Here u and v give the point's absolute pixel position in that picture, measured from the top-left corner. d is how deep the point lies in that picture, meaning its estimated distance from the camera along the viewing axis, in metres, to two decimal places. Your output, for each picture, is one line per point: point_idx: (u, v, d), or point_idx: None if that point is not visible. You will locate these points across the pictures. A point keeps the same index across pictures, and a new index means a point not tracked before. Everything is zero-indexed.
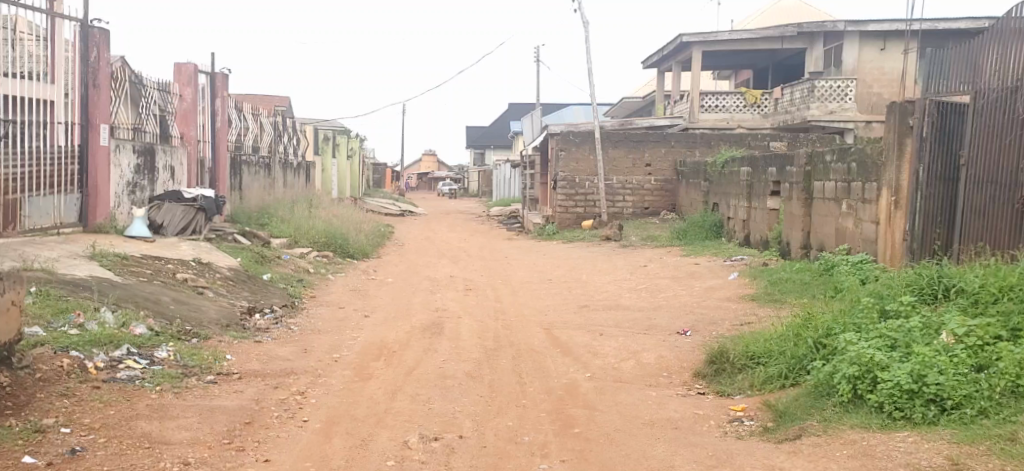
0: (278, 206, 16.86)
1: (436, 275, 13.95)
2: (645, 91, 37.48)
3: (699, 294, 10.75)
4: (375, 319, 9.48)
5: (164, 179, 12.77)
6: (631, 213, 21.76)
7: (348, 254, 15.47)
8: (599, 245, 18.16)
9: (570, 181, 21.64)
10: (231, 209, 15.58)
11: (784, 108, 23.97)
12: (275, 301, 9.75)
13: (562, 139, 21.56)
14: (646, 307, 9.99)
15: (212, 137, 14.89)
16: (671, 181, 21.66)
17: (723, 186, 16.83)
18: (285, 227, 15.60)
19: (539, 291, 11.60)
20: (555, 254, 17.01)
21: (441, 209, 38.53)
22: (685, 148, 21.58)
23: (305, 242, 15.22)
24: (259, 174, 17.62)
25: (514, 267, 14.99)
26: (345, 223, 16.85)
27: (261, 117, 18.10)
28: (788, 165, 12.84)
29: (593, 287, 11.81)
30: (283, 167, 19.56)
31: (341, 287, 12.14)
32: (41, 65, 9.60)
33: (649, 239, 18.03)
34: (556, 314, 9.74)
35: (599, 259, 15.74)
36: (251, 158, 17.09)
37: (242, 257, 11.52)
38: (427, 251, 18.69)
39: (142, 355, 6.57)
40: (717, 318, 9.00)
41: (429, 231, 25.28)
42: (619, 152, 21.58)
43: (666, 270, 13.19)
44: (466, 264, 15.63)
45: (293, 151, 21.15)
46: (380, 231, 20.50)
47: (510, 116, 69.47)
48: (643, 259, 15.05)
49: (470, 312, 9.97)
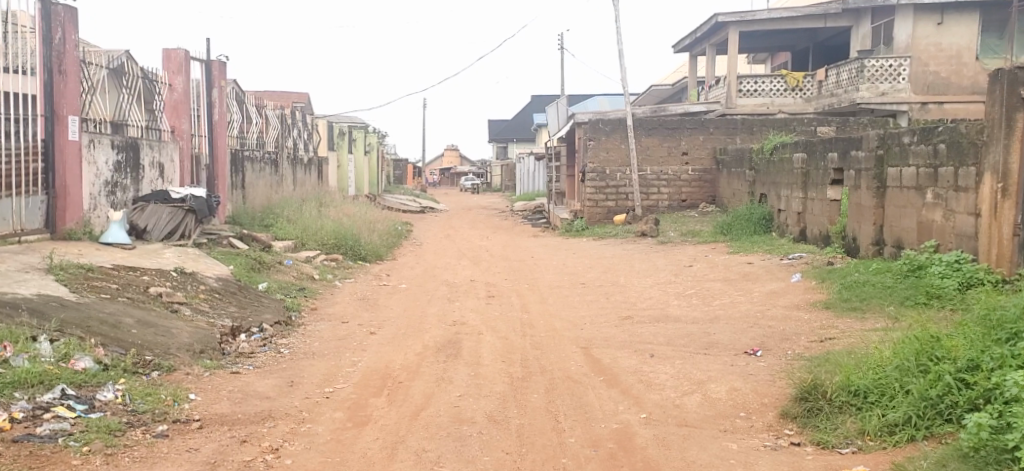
0: (285, 205, 15.55)
1: (456, 279, 12.55)
2: (675, 78, 35.88)
3: (759, 301, 9.26)
4: (382, 336, 8.11)
5: (151, 178, 11.45)
6: (667, 206, 20.25)
7: (359, 256, 14.17)
8: (634, 242, 16.70)
9: (600, 172, 20.15)
10: (231, 209, 14.28)
11: (831, 90, 22.29)
12: (267, 315, 8.39)
13: (591, 127, 20.07)
14: (700, 319, 8.52)
15: (209, 131, 13.59)
16: (709, 171, 20.12)
17: (773, 175, 15.27)
18: (290, 228, 14.31)
19: (572, 298, 10.17)
20: (587, 253, 15.55)
21: (463, 204, 37.19)
22: (725, 135, 20.03)
23: (313, 244, 13.93)
24: (265, 171, 16.31)
25: (542, 268, 13.56)
26: (357, 222, 15.50)
27: (267, 109, 16.78)
28: (853, 150, 11.32)
29: (634, 292, 10.35)
30: (292, 163, 18.24)
31: (350, 296, 10.79)
32: (29, 59, 8.84)
33: (690, 235, 16.54)
34: (595, 328, 8.31)
35: (636, 257, 14.26)
36: (255, 153, 15.76)
37: (235, 264, 10.17)
38: (447, 251, 17.32)
39: (80, 398, 5.23)
40: (789, 334, 7.51)
41: (450, 228, 23.90)
42: (653, 140, 20.06)
43: (714, 271, 11.70)
44: (490, 266, 14.25)
45: (304, 146, 19.82)
46: (398, 230, 19.13)
47: (534, 109, 67.96)
48: (686, 258, 13.57)
49: (494, 325, 8.56)
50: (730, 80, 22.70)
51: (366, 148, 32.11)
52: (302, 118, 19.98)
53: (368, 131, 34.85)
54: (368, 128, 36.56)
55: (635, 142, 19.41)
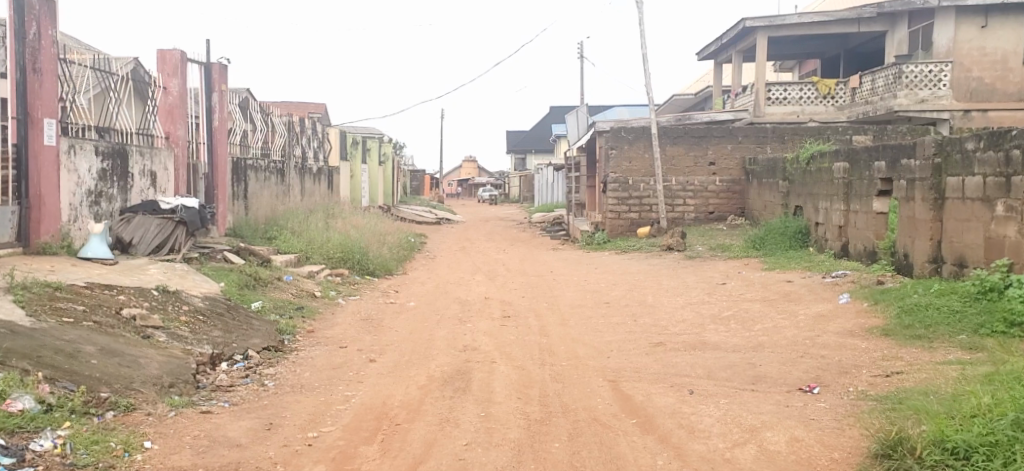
0: (289, 217, 14.73)
1: (469, 296, 11.64)
2: (698, 87, 34.94)
3: (806, 324, 8.27)
4: (383, 365, 7.20)
5: (141, 187, 10.62)
6: (693, 218, 19.27)
7: (367, 271, 13.33)
8: (659, 256, 15.73)
9: (622, 183, 19.21)
10: (232, 221, 13.46)
11: (865, 97, 21.24)
12: (255, 340, 7.52)
13: (613, 135, 19.14)
14: (742, 346, 7.56)
15: (207, 138, 12.78)
16: (738, 182, 19.13)
17: (809, 186, 14.29)
18: (294, 240, 13.47)
19: (596, 320, 9.23)
20: (610, 267, 14.60)
21: (480, 216, 36.34)
22: (754, 144, 19.05)
23: (318, 258, 13.10)
24: (271, 180, 15.49)
25: (562, 284, 12.63)
26: (366, 235, 14.65)
27: (273, 116, 15.96)
28: (904, 157, 10.33)
29: (664, 313, 9.39)
30: (300, 172, 17.42)
31: (352, 315, 9.90)
32: None
33: (719, 250, 15.55)
34: (623, 355, 7.36)
35: (663, 273, 13.30)
36: (259, 162, 14.93)
37: (226, 281, 9.31)
38: (461, 265, 16.44)
39: (10, 448, 4.33)
40: (848, 367, 6.54)
41: (466, 240, 23.02)
42: (678, 149, 19.10)
43: (750, 290, 10.72)
44: (507, 281, 13.35)
45: (313, 154, 19.01)
46: (411, 242, 18.25)
47: (553, 120, 67.16)
48: (717, 275, 12.59)
49: (509, 352, 7.63)
50: (759, 88, 21.66)
51: (381, 158, 31.33)
52: (312, 127, 19.16)
53: (383, 141, 34.10)
54: (383, 138, 35.83)
55: (660, 151, 18.46)
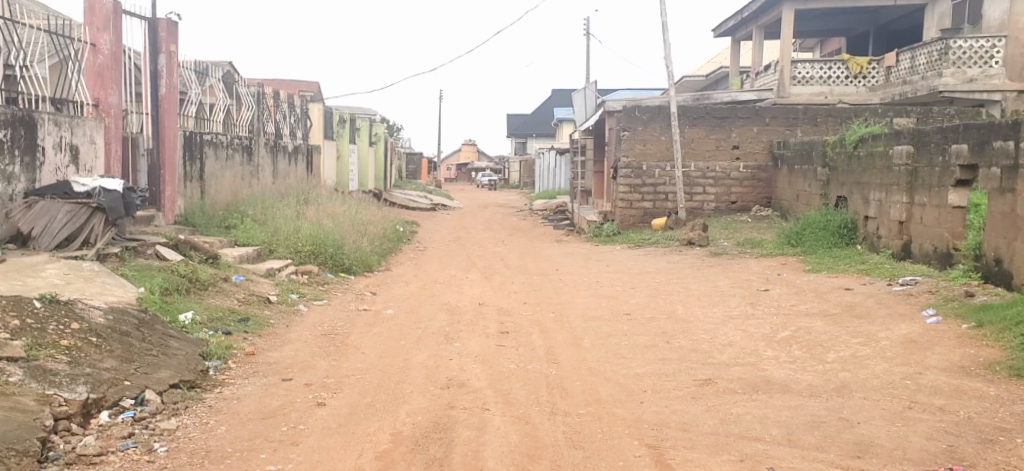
0: (254, 202, 12.80)
1: (460, 302, 9.69)
2: (709, 68, 33.02)
3: (895, 352, 6.33)
4: (334, 412, 5.27)
5: (60, 164, 8.60)
6: (713, 209, 17.34)
7: (340, 267, 11.43)
8: (680, 252, 13.81)
9: (635, 168, 17.27)
10: (184, 206, 11.50)
11: (902, 77, 19.20)
12: (162, 372, 5.58)
13: (625, 114, 17.19)
14: (821, 388, 5.62)
15: (151, 108, 10.78)
16: (764, 168, 17.21)
17: (856, 173, 12.35)
18: (256, 232, 11.56)
19: (616, 341, 7.29)
20: (623, 265, 12.68)
21: (477, 202, 34.44)
22: (783, 126, 17.11)
23: (284, 252, 11.24)
24: (235, 159, 13.51)
25: (571, 287, 10.70)
26: (343, 223, 12.72)
27: (239, 87, 13.94)
28: (1000, 138, 8.36)
29: (701, 332, 7.45)
30: (273, 151, 15.42)
31: (311, 328, 7.95)
32: None
33: (748, 247, 13.63)
34: (662, 401, 5.42)
35: (689, 274, 11.36)
36: (220, 138, 12.94)
37: (149, 285, 7.34)
38: (454, 259, 14.51)
39: None
40: (991, 430, 4.61)
41: (462, 229, 21.11)
42: (698, 132, 17.14)
43: (801, 300, 8.79)
44: (505, 282, 11.41)
45: (290, 131, 16.99)
46: (398, 232, 16.30)
47: (555, 104, 65.11)
48: (753, 277, 10.65)
49: (507, 392, 5.69)
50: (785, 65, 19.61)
51: (373, 139, 29.37)
52: (289, 101, 17.12)
53: (375, 121, 32.11)
54: (376, 117, 33.88)
55: (679, 132, 16.51)
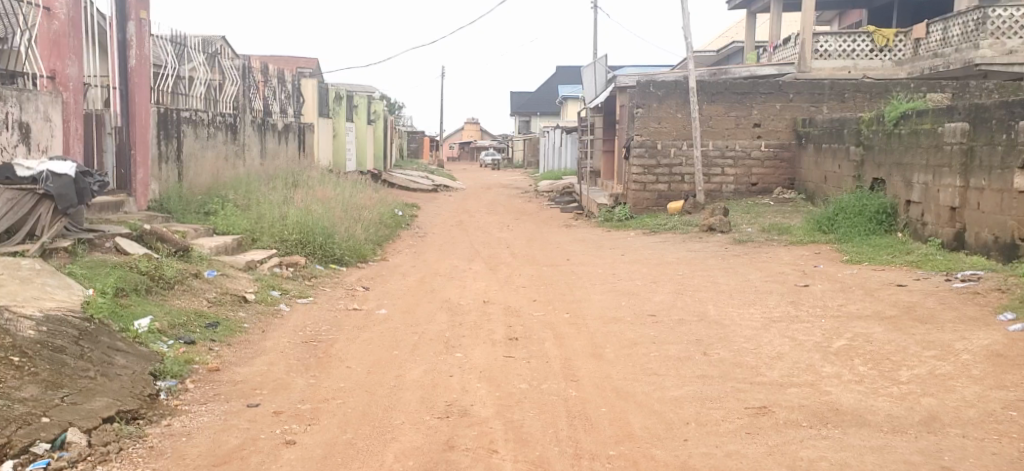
0: (238, 185, 11.79)
1: (462, 300, 8.66)
2: (721, 43, 31.87)
3: (983, 371, 5.29)
4: (306, 455, 4.27)
5: (7, 143, 7.52)
6: (732, 191, 16.31)
7: (331, 258, 10.44)
8: (700, 239, 12.77)
9: (649, 147, 16.21)
10: (159, 191, 10.47)
11: (932, 50, 18.12)
12: (97, 401, 4.55)
13: (639, 89, 16.10)
14: (905, 419, 4.59)
15: (120, 82, 9.69)
16: (787, 147, 16.17)
17: (896, 153, 11.27)
18: (239, 219, 10.56)
19: (644, 351, 6.25)
20: (640, 254, 11.65)
21: (481, 181, 33.38)
22: (808, 102, 16.03)
23: (269, 241, 10.28)
24: (218, 138, 12.44)
25: (585, 281, 9.67)
26: (335, 208, 11.71)
27: (223, 59, 12.82)
28: None
29: (742, 341, 6.41)
30: (262, 129, 14.36)
31: (291, 334, 6.93)
32: None
33: (775, 234, 12.59)
34: (711, 440, 4.40)
35: (715, 266, 10.32)
36: (202, 115, 11.85)
37: (100, 286, 6.28)
38: (456, 246, 13.49)
39: None
40: None
41: (464, 212, 20.09)
42: (717, 108, 16.07)
43: (849, 298, 7.74)
44: (512, 275, 10.39)
45: (280, 108, 15.91)
46: (396, 216, 15.27)
47: (559, 81, 63.84)
48: (787, 270, 9.61)
49: (520, 425, 4.67)
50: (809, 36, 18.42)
51: (371, 116, 28.27)
52: (279, 75, 15.99)
53: (373, 98, 31.00)
54: (376, 94, 32.79)
55: (698, 109, 15.43)
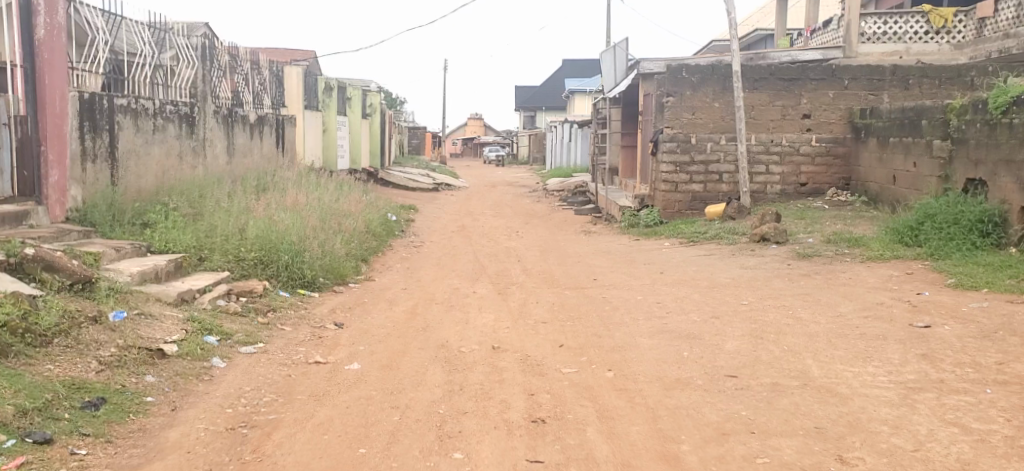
0: (190, 187, 9.67)
1: (466, 345, 6.52)
2: (742, 32, 29.71)
3: None
4: None
5: None
6: (778, 192, 14.20)
7: (299, 281, 8.30)
8: (752, 253, 10.66)
9: (681, 141, 14.13)
10: (82, 197, 8.34)
11: (1001, 30, 15.90)
12: None
13: (669, 75, 13.96)
14: None
15: (25, 58, 7.57)
16: (841, 141, 14.03)
17: (1004, 147, 9.12)
18: (184, 233, 8.45)
19: (741, 453, 4.12)
20: (684, 275, 9.53)
21: (486, 180, 31.22)
22: (866, 90, 13.88)
23: (220, 259, 8.17)
24: (171, 131, 10.30)
25: (624, 313, 7.53)
26: (311, 217, 9.56)
27: (179, 36, 10.64)
28: None
29: (885, 432, 4.28)
30: (230, 121, 12.22)
31: (214, 412, 4.79)
32: None
33: (844, 246, 10.46)
34: None
35: (785, 294, 8.16)
36: (147, 103, 9.64)
37: None
38: (460, 260, 11.37)
39: None
40: None
41: (468, 214, 17.99)
42: (760, 97, 13.97)
43: (1003, 348, 5.56)
44: (526, 303, 8.25)
45: (255, 97, 13.77)
46: (387, 223, 13.13)
47: (566, 75, 61.68)
48: (883, 299, 7.47)
49: None
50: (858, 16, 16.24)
51: (368, 110, 26.22)
52: (255, 60, 13.85)
53: (371, 90, 28.91)
54: (373, 87, 30.63)
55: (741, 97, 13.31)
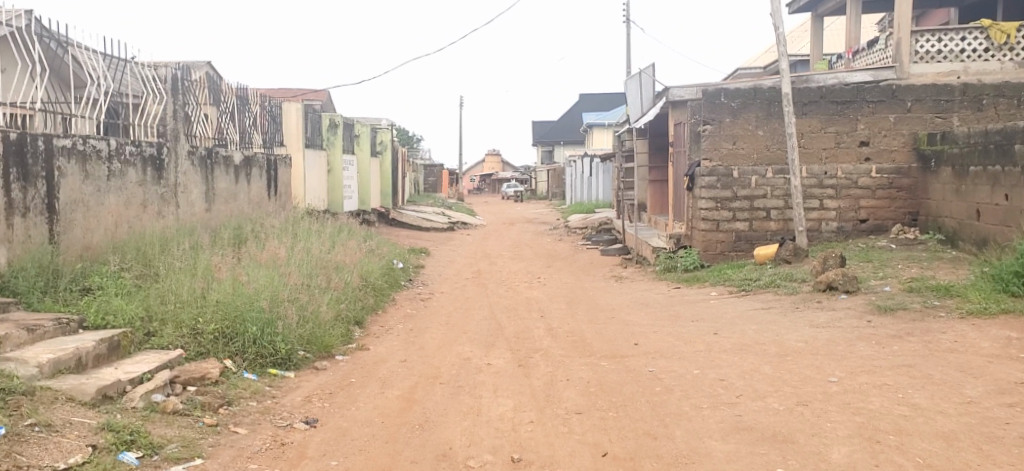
0: (149, 242, 8.10)
1: (479, 454, 4.88)
2: (769, 59, 28.15)
3: None
4: None
5: None
6: (834, 230, 12.51)
7: (270, 359, 6.70)
8: (818, 307, 8.97)
9: (722, 175, 12.49)
10: (6, 260, 6.81)
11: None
12: None
13: (706, 101, 12.40)
14: None
15: None
16: (905, 172, 12.35)
17: None
18: (131, 299, 6.90)
19: None
20: (743, 337, 7.86)
21: (503, 218, 29.64)
22: (932, 112, 12.22)
23: (173, 333, 6.59)
24: (133, 177, 8.77)
25: (682, 398, 5.87)
26: (291, 275, 7.95)
27: (144, 67, 9.16)
28: None
29: None
30: (209, 163, 10.68)
31: None
32: None
33: (930, 295, 8.76)
34: None
35: (882, 365, 6.46)
36: (100, 144, 8.13)
37: None
38: (473, 317, 9.73)
39: None
40: None
41: (484, 258, 16.37)
42: (810, 123, 12.34)
43: None
44: (554, 380, 6.60)
45: (242, 136, 12.26)
46: (391, 273, 11.51)
47: (583, 108, 60.37)
48: (1019, 375, 5.77)
49: None
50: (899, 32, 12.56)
51: (376, 147, 24.75)
52: (243, 94, 12.35)
53: (381, 126, 27.49)
54: (383, 124, 29.22)
55: (792, 124, 11.68)
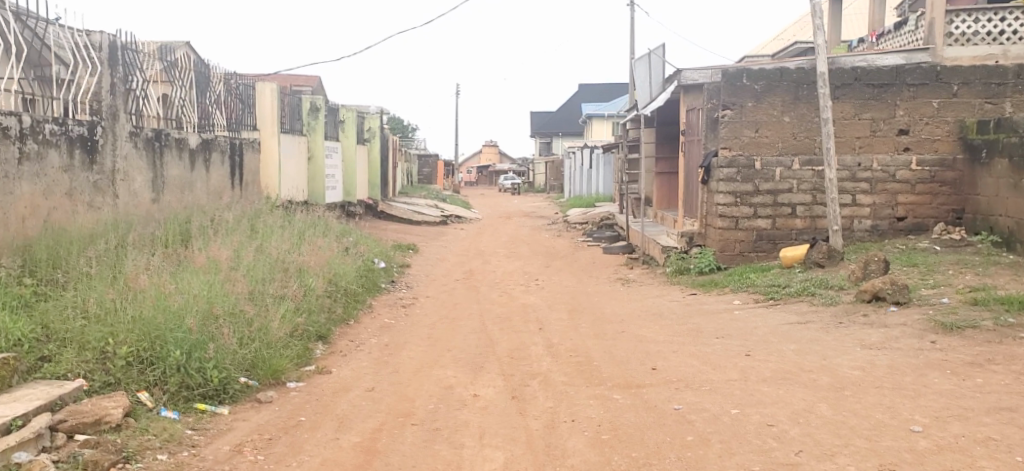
0: (67, 241, 6.68)
1: None
2: (779, 45, 26.73)
3: None
4: None
5: None
6: (867, 229, 11.13)
7: (197, 391, 5.30)
8: (867, 323, 7.58)
9: (743, 166, 11.11)
10: None
11: None
12: None
13: (726, 82, 11.00)
14: None
15: None
16: (949, 164, 10.97)
17: None
18: (26, 314, 5.50)
19: None
20: (784, 362, 6.48)
21: (500, 210, 28.27)
22: (981, 97, 10.83)
23: (74, 358, 5.19)
24: (54, 162, 7.34)
25: (723, 455, 4.49)
26: (237, 285, 6.53)
27: (71, 30, 7.72)
28: None
29: None
30: (157, 147, 9.24)
31: None
32: None
33: (1000, 310, 7.38)
34: None
35: (974, 406, 5.07)
36: (7, 122, 6.71)
37: None
38: (460, 328, 8.34)
39: None
40: None
41: (476, 255, 14.98)
42: (844, 108, 10.95)
43: None
44: (556, 422, 5.21)
45: (201, 118, 10.82)
46: (369, 275, 10.10)
47: (583, 99, 58.90)
48: None
49: None
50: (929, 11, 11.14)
51: (364, 135, 23.29)
52: (202, 70, 10.90)
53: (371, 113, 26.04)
54: (374, 111, 27.75)
55: (826, 108, 10.29)
